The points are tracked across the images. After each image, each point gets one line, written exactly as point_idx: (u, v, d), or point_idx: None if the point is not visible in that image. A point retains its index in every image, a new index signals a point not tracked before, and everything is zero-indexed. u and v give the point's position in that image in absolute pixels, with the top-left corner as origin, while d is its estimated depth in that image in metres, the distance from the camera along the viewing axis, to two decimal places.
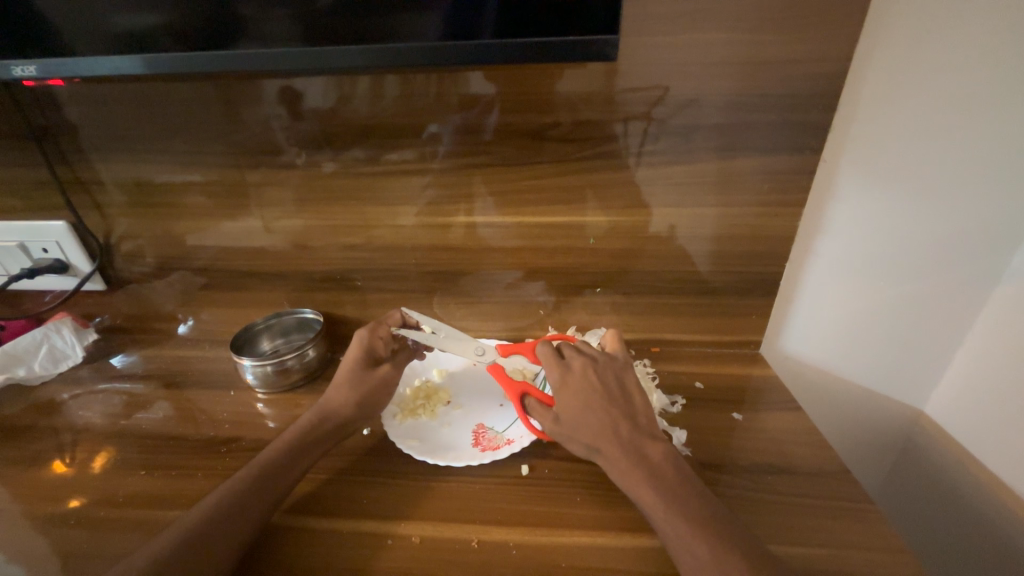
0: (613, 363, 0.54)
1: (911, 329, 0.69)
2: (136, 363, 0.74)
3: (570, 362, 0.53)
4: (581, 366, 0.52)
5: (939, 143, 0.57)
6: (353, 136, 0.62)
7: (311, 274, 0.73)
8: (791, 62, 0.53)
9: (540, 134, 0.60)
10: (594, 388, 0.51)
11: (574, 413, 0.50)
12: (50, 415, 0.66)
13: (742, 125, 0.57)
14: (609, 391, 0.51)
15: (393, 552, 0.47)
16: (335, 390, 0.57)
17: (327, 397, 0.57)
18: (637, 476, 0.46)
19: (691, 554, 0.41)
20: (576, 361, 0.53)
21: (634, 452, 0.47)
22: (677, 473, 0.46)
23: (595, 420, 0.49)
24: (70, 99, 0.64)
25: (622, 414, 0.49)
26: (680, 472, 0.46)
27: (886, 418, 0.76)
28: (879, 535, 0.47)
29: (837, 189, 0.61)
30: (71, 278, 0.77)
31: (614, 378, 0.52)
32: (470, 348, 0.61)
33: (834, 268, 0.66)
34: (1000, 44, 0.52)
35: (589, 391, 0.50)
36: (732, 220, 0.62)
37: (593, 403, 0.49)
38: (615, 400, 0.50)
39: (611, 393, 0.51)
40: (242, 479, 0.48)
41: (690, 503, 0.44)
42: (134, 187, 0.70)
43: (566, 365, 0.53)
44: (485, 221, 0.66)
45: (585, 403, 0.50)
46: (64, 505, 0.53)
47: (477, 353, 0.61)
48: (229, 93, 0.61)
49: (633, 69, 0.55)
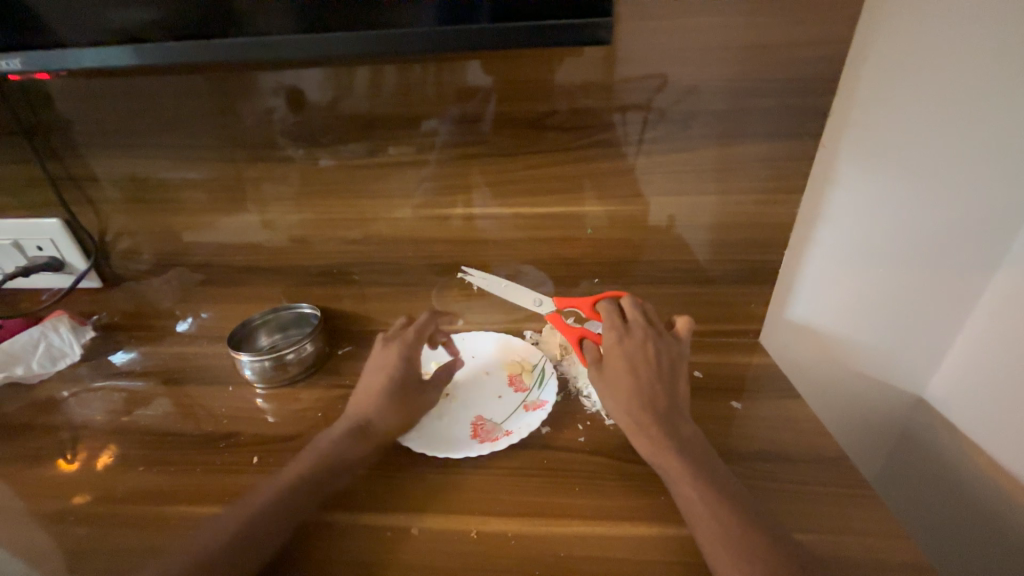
0: (674, 346, 0.54)
1: (912, 317, 0.69)
2: (135, 360, 0.74)
3: (633, 327, 0.54)
4: (641, 335, 0.54)
5: (941, 128, 0.57)
6: (350, 128, 0.62)
7: (307, 269, 0.73)
8: (790, 47, 0.53)
9: (538, 123, 0.59)
10: (648, 360, 0.52)
11: (619, 371, 0.51)
12: (51, 413, 0.66)
13: (741, 112, 0.56)
14: (659, 368, 0.52)
15: (393, 544, 0.47)
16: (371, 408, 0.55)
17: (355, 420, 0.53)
18: (665, 446, 0.47)
19: (710, 539, 0.41)
20: (642, 327, 0.54)
21: (668, 426, 0.48)
22: (705, 454, 0.47)
23: (636, 385, 0.50)
24: (61, 94, 0.63)
25: (663, 390, 0.50)
26: (707, 454, 0.47)
27: (887, 407, 0.76)
28: (879, 521, 0.47)
29: (837, 177, 0.60)
30: (67, 276, 0.76)
31: (670, 358, 0.53)
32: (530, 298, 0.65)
33: (834, 255, 0.65)
34: (1007, 24, 0.51)
35: (640, 360, 0.52)
36: (732, 208, 0.62)
37: (640, 371, 0.51)
38: (663, 374, 0.51)
39: (660, 370, 0.51)
40: None
41: (716, 482, 0.44)
42: (129, 183, 0.69)
43: (628, 329, 0.54)
44: (484, 213, 0.66)
45: (631, 368, 0.51)
46: (67, 501, 0.53)
47: (536, 302, 0.65)
48: (223, 86, 0.61)
49: (633, 57, 0.54)
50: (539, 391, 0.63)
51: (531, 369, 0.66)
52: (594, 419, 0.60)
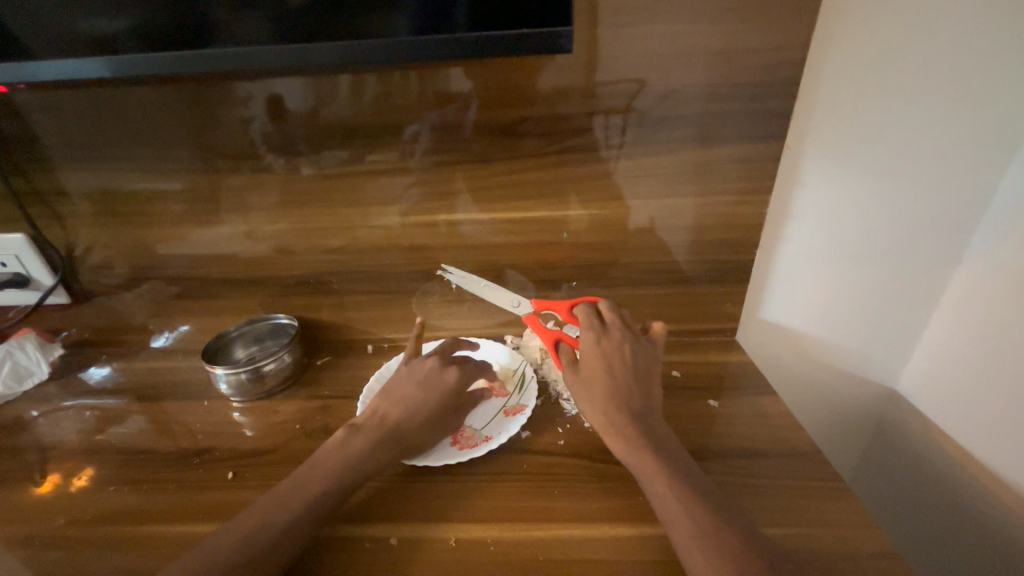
0: (650, 348, 0.55)
1: (880, 311, 0.71)
2: (107, 377, 0.73)
3: (612, 328, 0.55)
4: (618, 336, 0.54)
5: (900, 129, 0.59)
6: (328, 137, 0.61)
7: (286, 279, 0.72)
8: (759, 52, 0.54)
9: (515, 129, 0.60)
10: (626, 360, 0.53)
11: (597, 371, 0.52)
12: (18, 435, 0.64)
13: (713, 116, 0.58)
14: (637, 368, 0.53)
15: (371, 556, 0.46)
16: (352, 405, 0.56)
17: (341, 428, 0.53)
18: (641, 446, 0.47)
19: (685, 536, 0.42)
20: (619, 329, 0.55)
21: (643, 425, 0.49)
22: (679, 452, 0.48)
23: (614, 386, 0.51)
24: (26, 105, 0.62)
25: (639, 391, 0.51)
26: (682, 453, 0.48)
27: (861, 400, 0.77)
28: (855, 512, 0.48)
29: (804, 176, 0.62)
30: (34, 292, 0.74)
31: (646, 360, 0.54)
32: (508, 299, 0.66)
33: (804, 253, 0.67)
34: (956, 31, 0.54)
35: (618, 360, 0.53)
36: (706, 209, 0.63)
37: (618, 371, 0.52)
38: (640, 375, 0.52)
39: (637, 370, 0.52)
40: None
41: (691, 480, 0.45)
42: (99, 195, 0.68)
43: (606, 330, 0.55)
44: (465, 219, 0.66)
45: (609, 368, 0.52)
46: (35, 526, 0.52)
47: (514, 304, 0.66)
48: (196, 96, 0.60)
49: (608, 62, 0.55)
50: (519, 396, 0.62)
51: (511, 375, 0.66)
52: (574, 421, 0.60)
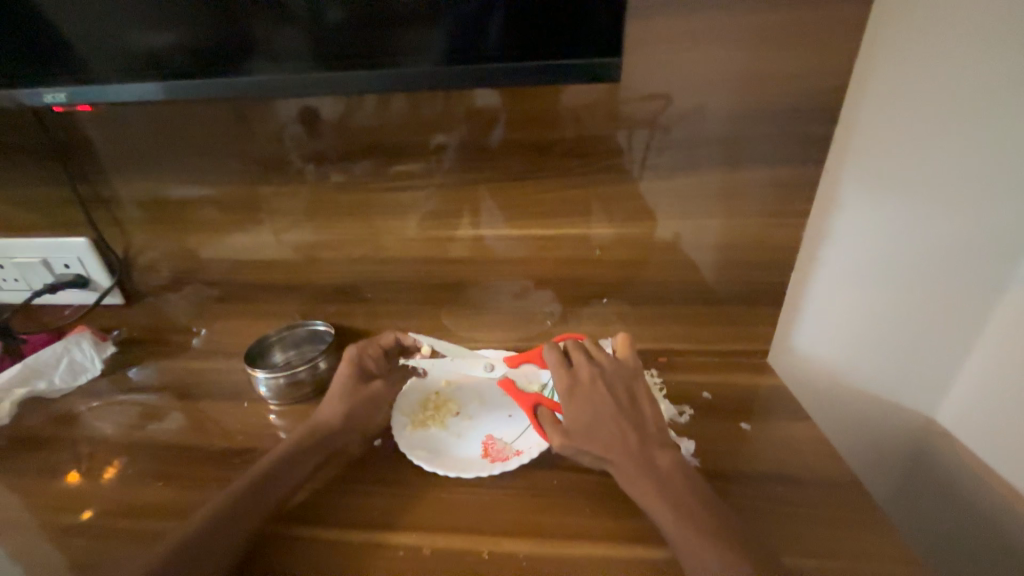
0: (622, 370, 0.55)
1: (920, 337, 0.69)
2: (152, 375, 0.76)
3: (578, 373, 0.54)
4: (590, 380, 0.53)
5: (941, 153, 0.58)
6: (364, 151, 0.64)
7: (322, 286, 0.74)
8: (789, 75, 0.54)
9: (545, 148, 0.61)
10: (605, 400, 0.52)
11: (585, 424, 0.51)
12: (69, 427, 0.67)
13: (745, 138, 0.58)
14: (620, 402, 0.52)
15: (404, 562, 0.47)
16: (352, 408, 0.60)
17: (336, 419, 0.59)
18: (646, 484, 0.47)
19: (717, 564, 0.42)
20: (585, 371, 0.54)
21: (644, 460, 0.49)
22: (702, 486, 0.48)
23: (605, 431, 0.50)
24: (90, 120, 0.66)
25: (631, 424, 0.51)
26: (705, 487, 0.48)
27: (899, 429, 0.75)
28: (891, 545, 0.47)
29: (842, 199, 0.61)
30: (90, 293, 0.79)
31: (625, 386, 0.54)
32: (480, 364, 0.67)
33: (840, 276, 0.66)
34: (998, 56, 0.53)
35: (601, 404, 0.51)
36: (737, 230, 0.63)
37: (602, 415, 0.51)
38: (624, 409, 0.52)
39: (621, 405, 0.52)
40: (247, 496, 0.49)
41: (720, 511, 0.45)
42: (150, 202, 0.71)
43: (575, 376, 0.53)
44: (492, 233, 0.67)
45: (595, 414, 0.51)
46: (82, 515, 0.54)
47: (487, 368, 0.66)
48: (241, 111, 0.63)
49: (638, 83, 0.56)
50: None
51: None
52: None
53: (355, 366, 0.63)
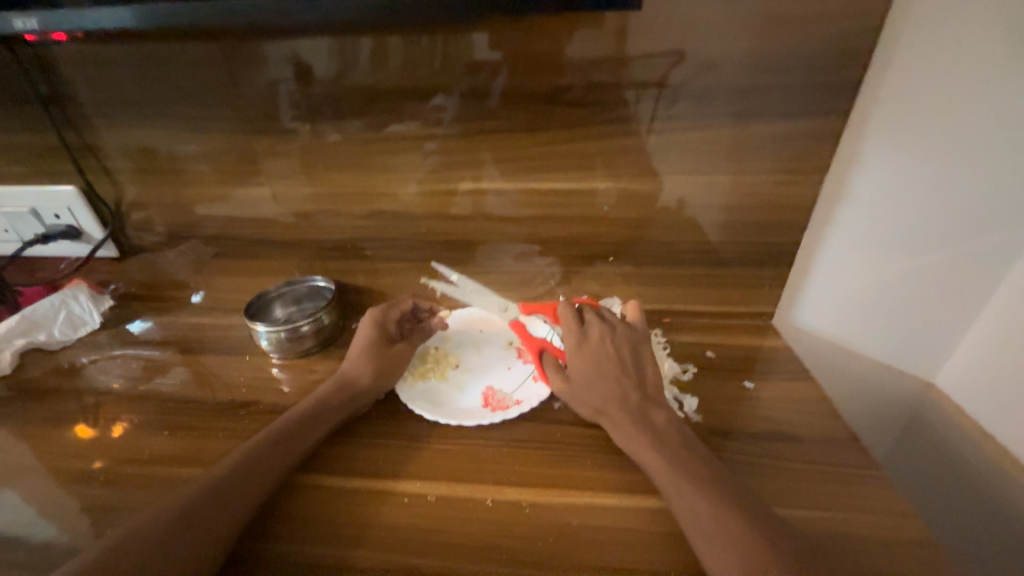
0: (633, 332, 0.56)
1: (927, 301, 0.68)
2: (153, 329, 0.75)
3: (589, 330, 0.55)
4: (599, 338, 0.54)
5: (975, 109, 0.54)
6: (359, 100, 0.61)
7: (322, 242, 0.73)
8: (812, 21, 0.51)
9: (551, 98, 0.58)
10: (610, 357, 0.53)
11: (586, 377, 0.52)
12: (72, 379, 0.68)
13: (762, 89, 0.55)
14: (623, 359, 0.53)
15: (407, 510, 0.48)
16: (356, 361, 0.59)
17: (343, 371, 0.59)
18: (642, 441, 0.48)
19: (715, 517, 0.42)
20: (597, 329, 0.54)
21: (640, 418, 0.49)
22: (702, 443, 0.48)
23: (603, 387, 0.51)
24: (69, 61, 0.63)
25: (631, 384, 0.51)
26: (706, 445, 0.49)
27: (897, 390, 0.76)
28: (884, 500, 0.48)
29: (864, 157, 0.59)
30: (84, 245, 0.77)
31: (631, 346, 0.54)
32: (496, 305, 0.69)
33: (853, 237, 0.64)
34: None
35: (604, 359, 0.53)
36: (749, 188, 0.61)
37: (603, 371, 0.52)
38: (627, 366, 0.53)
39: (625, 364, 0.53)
40: (250, 446, 0.50)
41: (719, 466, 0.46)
42: (140, 152, 0.69)
43: (585, 332, 0.54)
44: (494, 189, 0.65)
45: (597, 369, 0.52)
46: (90, 463, 0.55)
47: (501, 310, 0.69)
48: (227, 53, 0.60)
49: (650, 29, 0.53)
50: None
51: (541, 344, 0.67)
52: None
53: (379, 326, 0.62)
